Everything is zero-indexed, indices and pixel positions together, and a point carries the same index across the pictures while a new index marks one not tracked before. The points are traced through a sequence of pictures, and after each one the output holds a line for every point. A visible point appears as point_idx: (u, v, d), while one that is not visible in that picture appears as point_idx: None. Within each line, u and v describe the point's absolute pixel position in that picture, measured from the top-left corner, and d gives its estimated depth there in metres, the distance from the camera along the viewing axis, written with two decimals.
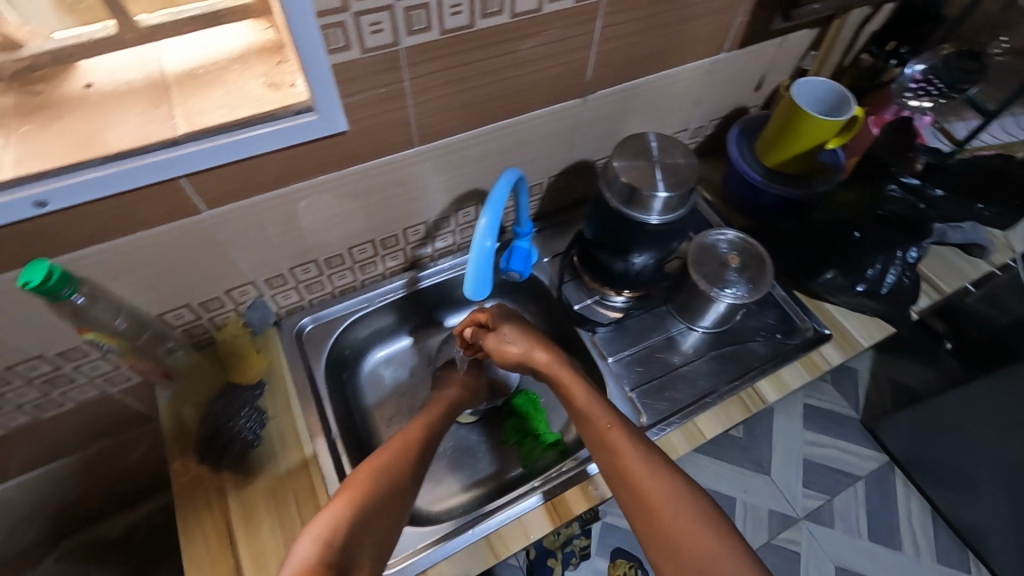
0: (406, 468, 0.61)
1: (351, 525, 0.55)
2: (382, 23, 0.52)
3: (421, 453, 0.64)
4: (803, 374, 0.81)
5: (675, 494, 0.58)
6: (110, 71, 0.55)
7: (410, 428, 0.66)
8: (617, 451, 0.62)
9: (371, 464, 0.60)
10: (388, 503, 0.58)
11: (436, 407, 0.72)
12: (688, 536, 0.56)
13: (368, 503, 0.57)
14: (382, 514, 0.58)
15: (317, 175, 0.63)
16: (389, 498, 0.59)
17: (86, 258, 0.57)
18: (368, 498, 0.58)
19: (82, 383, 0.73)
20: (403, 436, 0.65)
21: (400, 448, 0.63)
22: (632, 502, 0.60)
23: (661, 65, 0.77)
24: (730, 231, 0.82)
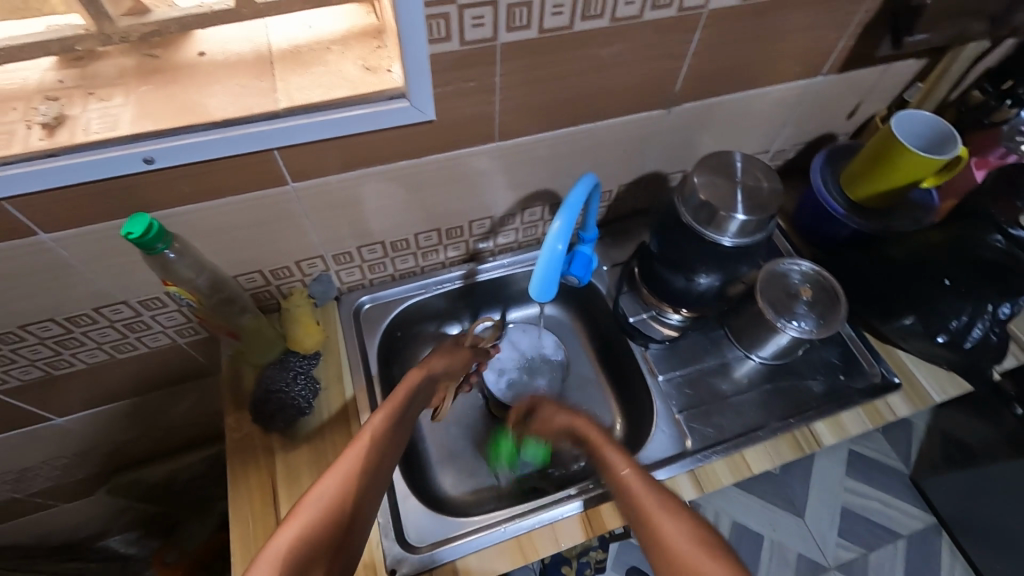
0: (375, 456, 0.59)
1: (328, 515, 0.53)
2: (484, 17, 0.52)
3: (387, 442, 0.61)
4: (865, 421, 0.77)
5: (685, 527, 0.55)
6: (221, 41, 0.58)
7: (379, 418, 0.62)
8: (625, 482, 0.61)
9: (350, 455, 0.58)
10: (361, 493, 0.56)
11: (398, 399, 0.65)
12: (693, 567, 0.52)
13: (338, 496, 0.55)
14: (359, 506, 0.56)
15: (397, 160, 0.65)
16: (363, 489, 0.57)
17: (179, 216, 0.60)
18: (344, 487, 0.55)
19: (155, 331, 0.77)
20: (371, 426, 0.61)
21: (370, 438, 0.60)
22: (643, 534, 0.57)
23: (753, 83, 0.75)
24: (805, 262, 0.78)
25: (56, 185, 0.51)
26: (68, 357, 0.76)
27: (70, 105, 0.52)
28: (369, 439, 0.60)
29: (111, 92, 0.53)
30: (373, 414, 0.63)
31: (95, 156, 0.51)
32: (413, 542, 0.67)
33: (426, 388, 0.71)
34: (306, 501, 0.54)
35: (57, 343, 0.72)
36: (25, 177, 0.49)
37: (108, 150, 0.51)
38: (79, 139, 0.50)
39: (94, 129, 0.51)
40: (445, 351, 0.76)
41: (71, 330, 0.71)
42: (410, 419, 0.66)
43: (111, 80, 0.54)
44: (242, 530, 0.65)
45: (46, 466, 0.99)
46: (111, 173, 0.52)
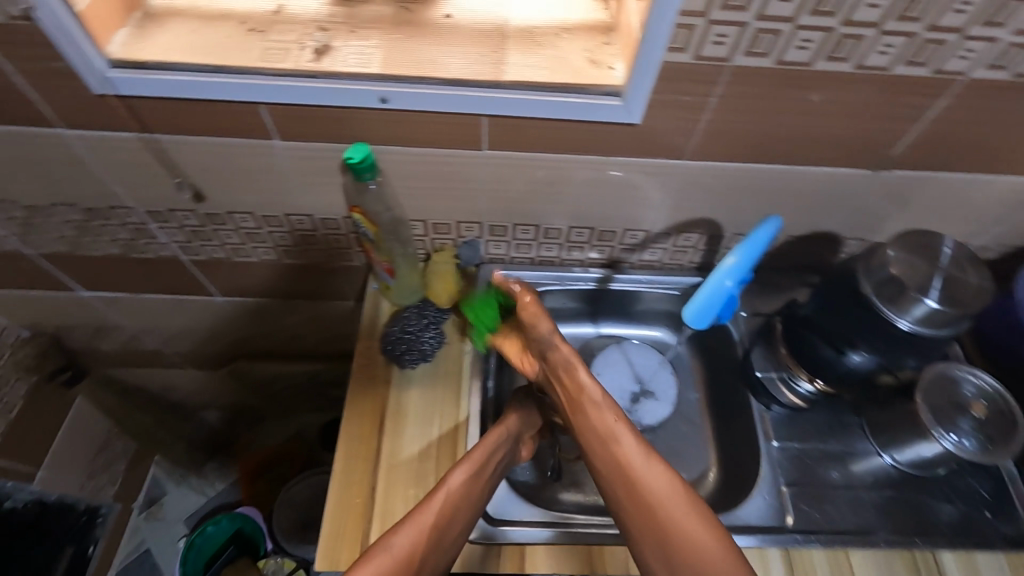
0: (450, 512, 0.60)
1: (399, 567, 0.55)
2: (729, 37, 0.52)
3: (463, 503, 0.61)
4: (1005, 571, 0.67)
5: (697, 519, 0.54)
6: (465, 8, 0.63)
7: (458, 475, 0.61)
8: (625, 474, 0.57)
9: (427, 509, 0.58)
10: (432, 546, 0.58)
11: (480, 457, 0.64)
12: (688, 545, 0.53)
13: (408, 550, 0.56)
14: (428, 558, 0.57)
15: (585, 154, 0.67)
16: (432, 545, 0.58)
17: (382, 154, 0.67)
18: (417, 541, 0.56)
19: (320, 249, 0.86)
20: (449, 483, 0.61)
21: (448, 493, 0.60)
22: (637, 508, 0.55)
23: (980, 167, 0.67)
24: (984, 375, 0.69)
25: (305, 102, 0.59)
26: (247, 249, 0.87)
27: (336, 38, 0.60)
28: (444, 495, 0.60)
29: (368, 33, 0.60)
30: (453, 471, 0.62)
31: (342, 86, 0.57)
32: (493, 513, 0.70)
33: (506, 446, 0.68)
34: (380, 547, 0.56)
35: (247, 234, 0.83)
36: (288, 90, 0.57)
37: (353, 84, 0.57)
38: (336, 68, 0.57)
39: (351, 63, 0.58)
40: (529, 403, 0.73)
41: (261, 227, 0.81)
42: (489, 479, 0.65)
43: (369, 23, 0.61)
44: (348, 445, 0.72)
45: (191, 334, 1.14)
46: (349, 104, 0.59)
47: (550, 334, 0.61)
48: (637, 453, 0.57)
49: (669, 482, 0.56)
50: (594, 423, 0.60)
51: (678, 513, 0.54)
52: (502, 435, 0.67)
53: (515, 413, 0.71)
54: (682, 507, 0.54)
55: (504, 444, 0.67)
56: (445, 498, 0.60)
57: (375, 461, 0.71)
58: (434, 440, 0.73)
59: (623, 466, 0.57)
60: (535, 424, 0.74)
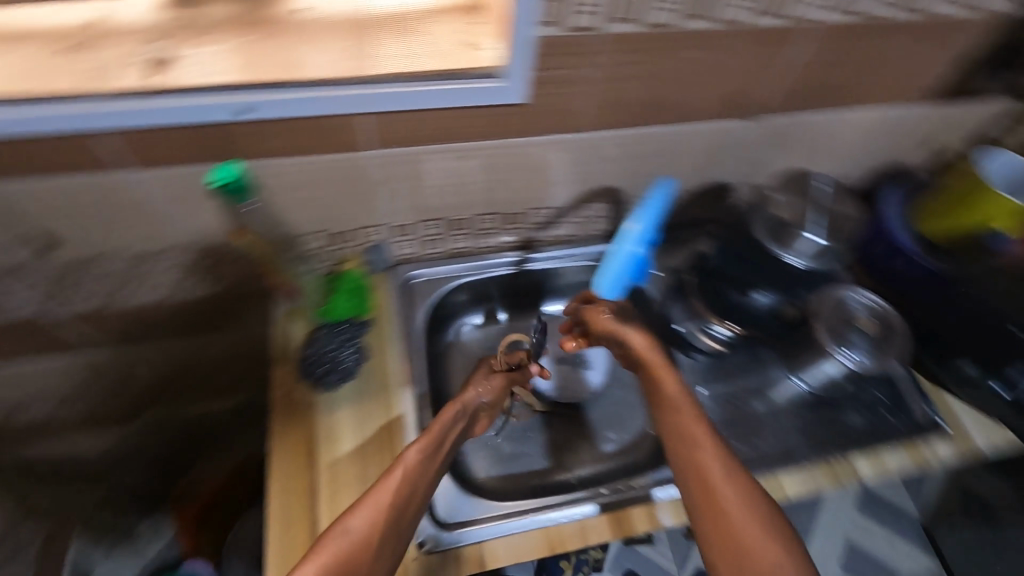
0: (410, 490, 0.59)
1: (358, 549, 0.54)
2: (594, 5, 0.52)
3: (423, 479, 0.61)
4: (907, 463, 0.75)
5: (744, 499, 0.56)
6: (321, 2, 0.59)
7: (414, 452, 0.62)
8: (693, 450, 0.59)
9: (384, 486, 0.58)
10: (391, 530, 0.56)
11: (436, 435, 0.65)
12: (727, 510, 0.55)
13: (365, 533, 0.55)
14: (389, 540, 0.56)
15: (476, 140, 0.65)
16: (394, 525, 0.57)
17: (258, 169, 0.61)
18: (374, 522, 0.56)
19: (211, 279, 0.79)
20: (405, 459, 0.61)
21: (405, 470, 0.60)
22: (695, 489, 0.58)
23: (838, 104, 0.73)
24: (868, 293, 0.76)
25: (152, 124, 0.52)
26: (126, 293, 0.78)
27: (175, 49, 0.53)
28: (402, 472, 0.60)
29: (213, 39, 0.54)
30: (408, 449, 0.62)
31: (192, 103, 0.52)
32: (443, 518, 0.68)
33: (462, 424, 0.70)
34: (337, 531, 0.55)
35: (121, 277, 0.74)
36: (132, 114, 0.51)
37: (205, 99, 0.52)
38: (183, 83, 0.51)
39: (197, 74, 0.52)
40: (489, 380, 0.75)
41: (136, 267, 0.72)
42: (446, 454, 0.66)
43: (212, 29, 0.55)
44: (280, 482, 0.67)
45: (82, 395, 1.01)
46: (206, 120, 0.53)
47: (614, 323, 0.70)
48: (707, 445, 0.59)
49: (731, 466, 0.58)
50: (668, 417, 0.62)
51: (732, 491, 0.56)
52: (458, 411, 0.69)
53: (470, 390, 0.73)
54: (736, 487, 0.57)
55: (460, 419, 0.69)
56: (403, 474, 0.60)
57: (313, 494, 0.66)
58: (372, 458, 0.69)
59: (681, 435, 0.60)
60: (492, 405, 0.75)
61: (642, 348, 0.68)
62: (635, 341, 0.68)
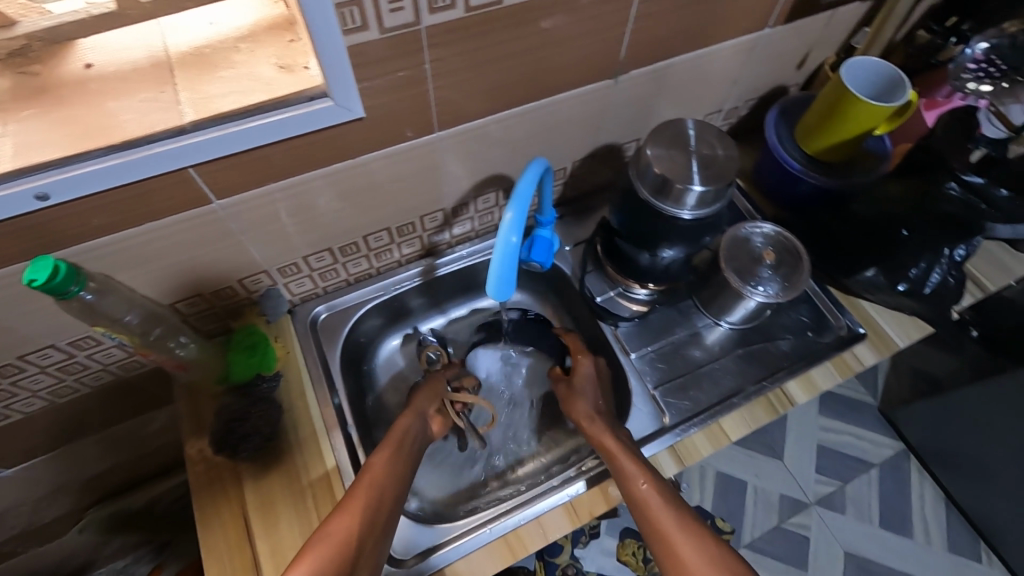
0: (380, 492, 0.59)
1: (341, 551, 0.53)
2: (403, 0, 0.47)
3: (390, 481, 0.61)
4: (835, 375, 0.78)
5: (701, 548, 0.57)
6: (111, 50, 0.51)
7: (379, 457, 0.63)
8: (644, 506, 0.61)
9: (359, 491, 0.59)
10: (367, 527, 0.56)
11: (395, 439, 0.66)
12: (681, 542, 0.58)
13: (347, 532, 0.55)
14: (365, 543, 0.55)
15: (331, 165, 0.60)
16: (373, 524, 0.57)
17: (95, 249, 0.55)
18: (354, 524, 0.56)
19: (96, 369, 0.72)
20: (372, 465, 0.62)
21: (371, 476, 0.60)
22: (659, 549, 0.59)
23: (698, 44, 0.71)
24: (766, 224, 0.77)
25: None
26: (3, 409, 0.70)
27: None
28: (372, 474, 0.60)
29: None
30: (373, 455, 0.63)
31: None
32: (399, 555, 0.65)
33: (416, 426, 0.70)
34: (316, 537, 0.54)
35: None
36: None
37: None
38: None
39: None
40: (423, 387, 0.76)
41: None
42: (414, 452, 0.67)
43: None
44: (218, 567, 0.62)
45: (4, 519, 0.93)
46: (3, 215, 0.47)
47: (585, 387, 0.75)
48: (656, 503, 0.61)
49: (683, 518, 0.60)
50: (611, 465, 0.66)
51: (692, 547, 0.57)
52: (412, 418, 0.70)
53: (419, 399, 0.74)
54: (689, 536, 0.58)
55: (419, 423, 0.70)
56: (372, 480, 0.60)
57: (258, 569, 0.63)
58: (312, 514, 0.66)
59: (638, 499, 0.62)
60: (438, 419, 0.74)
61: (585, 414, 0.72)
62: (578, 411, 0.73)
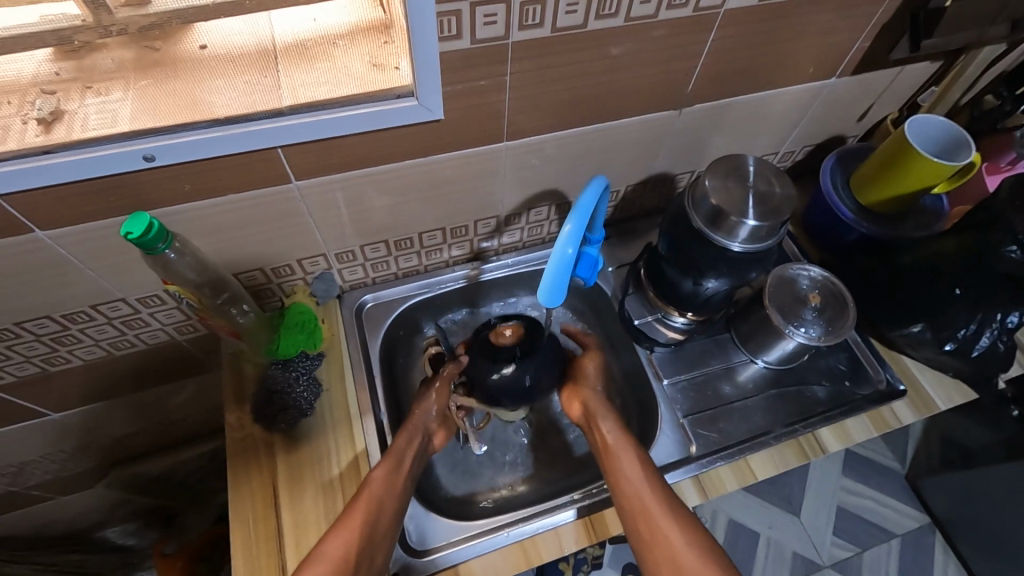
0: (377, 511, 0.61)
1: (336, 570, 0.56)
2: (497, 15, 0.51)
3: (389, 499, 0.63)
4: (869, 428, 0.76)
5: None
6: (222, 35, 0.54)
7: (379, 471, 0.64)
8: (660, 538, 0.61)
9: (353, 512, 0.60)
10: (364, 548, 0.59)
11: (397, 452, 0.67)
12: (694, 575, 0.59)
13: (341, 556, 0.57)
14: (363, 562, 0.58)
15: (402, 160, 0.64)
16: (368, 545, 0.59)
17: (180, 213, 0.59)
18: (349, 543, 0.58)
19: (154, 328, 0.76)
20: (371, 480, 0.63)
21: (368, 494, 0.62)
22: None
23: (764, 85, 0.73)
24: (814, 268, 0.78)
25: (50, 182, 0.50)
26: (65, 354, 0.75)
27: (67, 99, 0.50)
28: (367, 493, 0.62)
29: (110, 86, 0.51)
30: (374, 469, 0.65)
31: (91, 154, 0.50)
32: (414, 545, 0.66)
33: (418, 439, 0.70)
34: (314, 558, 0.57)
35: (54, 339, 0.71)
36: (19, 175, 0.48)
37: (106, 148, 0.50)
38: (76, 135, 0.49)
39: (93, 124, 0.50)
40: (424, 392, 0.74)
41: (68, 327, 0.69)
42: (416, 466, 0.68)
43: (109, 74, 0.52)
44: (243, 531, 0.64)
45: (40, 463, 0.97)
46: (111, 171, 0.51)
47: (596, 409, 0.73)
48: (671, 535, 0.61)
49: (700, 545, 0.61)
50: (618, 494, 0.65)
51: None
52: (411, 428, 0.70)
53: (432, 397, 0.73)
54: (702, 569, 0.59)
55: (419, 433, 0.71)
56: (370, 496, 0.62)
57: (280, 539, 0.64)
58: (337, 493, 0.68)
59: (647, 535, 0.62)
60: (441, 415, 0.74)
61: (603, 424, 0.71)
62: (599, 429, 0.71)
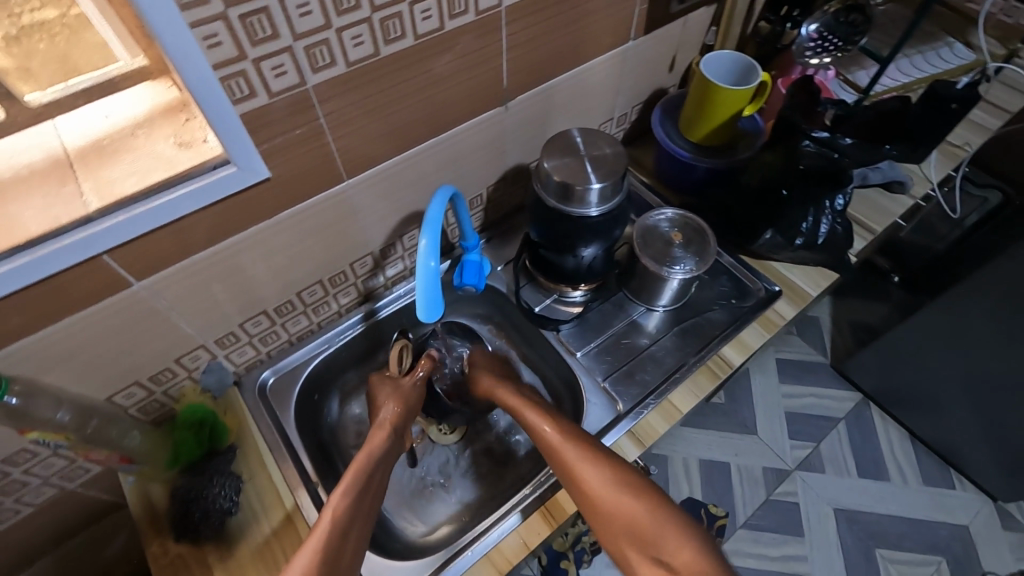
0: (338, 537, 0.56)
1: None
2: (285, 65, 0.52)
3: (353, 527, 0.58)
4: (762, 332, 0.84)
5: (615, 475, 0.61)
6: (7, 155, 0.52)
7: (339, 498, 0.59)
8: (561, 452, 0.64)
9: (306, 548, 0.55)
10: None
11: (361, 473, 0.63)
12: (610, 502, 0.59)
13: None
14: None
15: (248, 228, 0.62)
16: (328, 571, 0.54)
17: (14, 355, 0.54)
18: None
19: (37, 484, 0.69)
20: (332, 507, 0.58)
21: (331, 518, 0.57)
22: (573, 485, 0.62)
23: (573, 63, 0.79)
24: (669, 209, 0.84)
25: None
26: None
27: None
28: (328, 520, 0.57)
29: None
30: (331, 497, 0.60)
31: None
32: None
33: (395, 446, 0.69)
34: None
35: None
36: None
37: None
38: None
39: None
40: (394, 394, 0.73)
41: None
42: (376, 486, 0.63)
43: None
44: None
45: None
46: None
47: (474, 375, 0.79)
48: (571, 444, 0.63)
49: (601, 453, 0.63)
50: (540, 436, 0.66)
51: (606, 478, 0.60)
52: (388, 438, 0.68)
53: (391, 405, 0.72)
54: (604, 467, 0.61)
55: (391, 447, 0.68)
56: (331, 524, 0.57)
57: None
58: None
59: (553, 445, 0.64)
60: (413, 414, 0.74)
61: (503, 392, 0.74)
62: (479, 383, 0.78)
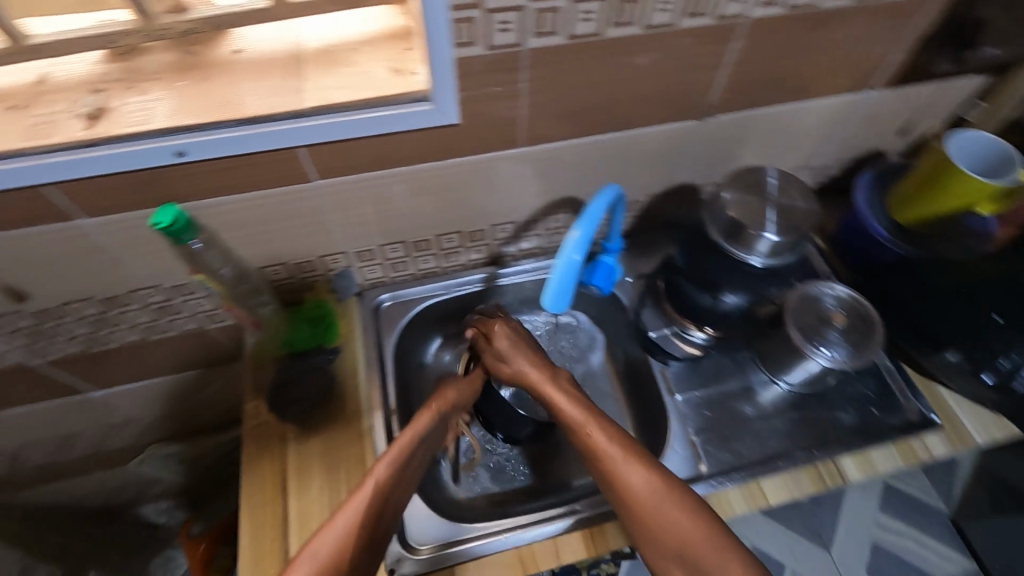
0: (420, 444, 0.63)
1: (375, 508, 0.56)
2: (511, 23, 0.52)
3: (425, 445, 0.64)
4: (897, 460, 0.72)
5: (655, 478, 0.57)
6: (256, 40, 0.59)
7: (422, 421, 0.65)
8: (586, 435, 0.61)
9: (393, 450, 0.61)
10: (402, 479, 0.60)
11: (437, 410, 0.68)
12: (661, 515, 0.55)
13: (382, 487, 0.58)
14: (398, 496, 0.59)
15: (420, 163, 0.65)
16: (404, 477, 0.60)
17: (207, 207, 0.62)
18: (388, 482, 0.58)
19: (186, 316, 0.80)
20: (414, 425, 0.64)
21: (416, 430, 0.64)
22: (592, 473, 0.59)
23: (792, 96, 0.71)
24: (841, 287, 0.74)
25: (91, 175, 0.54)
26: (105, 336, 0.80)
27: (111, 99, 0.54)
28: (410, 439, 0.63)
29: (150, 86, 0.55)
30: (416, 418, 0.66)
31: (127, 149, 0.53)
32: (412, 542, 0.67)
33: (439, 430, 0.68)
34: (347, 500, 0.56)
35: (95, 321, 0.76)
36: (65, 168, 0.52)
37: (140, 144, 0.53)
38: (116, 131, 0.52)
39: (131, 121, 0.53)
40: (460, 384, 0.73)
41: (107, 310, 0.74)
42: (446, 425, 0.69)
43: (151, 75, 0.56)
44: (251, 515, 0.67)
45: (82, 437, 1.04)
46: (145, 166, 0.55)
47: (505, 351, 0.71)
48: (593, 430, 0.61)
49: (631, 447, 0.59)
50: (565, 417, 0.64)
51: (635, 474, 0.57)
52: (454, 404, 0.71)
53: (452, 392, 0.71)
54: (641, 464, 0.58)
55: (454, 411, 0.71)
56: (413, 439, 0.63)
57: (286, 524, 0.66)
58: (343, 483, 0.69)
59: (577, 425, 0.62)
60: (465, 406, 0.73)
61: (536, 376, 0.68)
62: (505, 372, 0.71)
